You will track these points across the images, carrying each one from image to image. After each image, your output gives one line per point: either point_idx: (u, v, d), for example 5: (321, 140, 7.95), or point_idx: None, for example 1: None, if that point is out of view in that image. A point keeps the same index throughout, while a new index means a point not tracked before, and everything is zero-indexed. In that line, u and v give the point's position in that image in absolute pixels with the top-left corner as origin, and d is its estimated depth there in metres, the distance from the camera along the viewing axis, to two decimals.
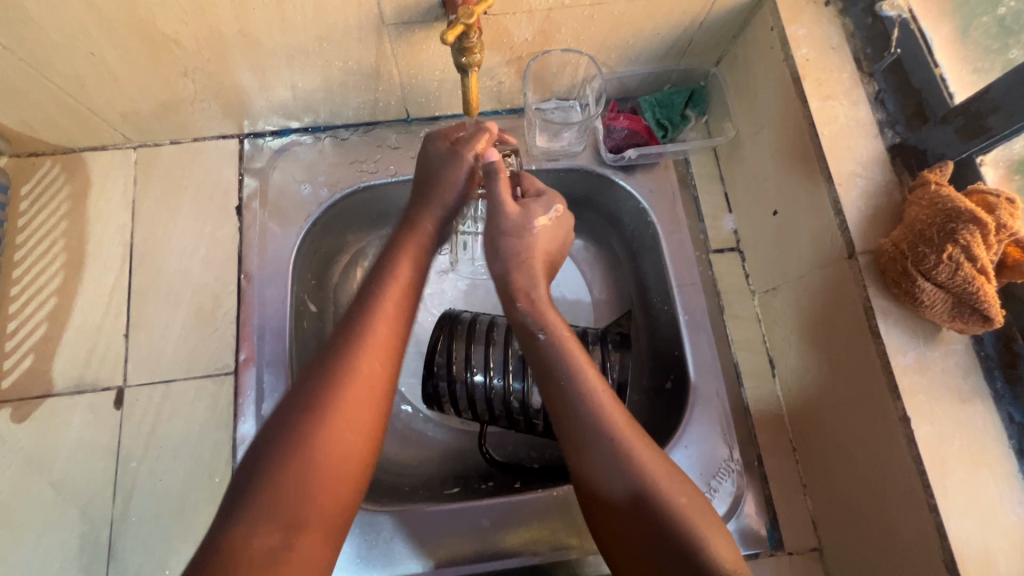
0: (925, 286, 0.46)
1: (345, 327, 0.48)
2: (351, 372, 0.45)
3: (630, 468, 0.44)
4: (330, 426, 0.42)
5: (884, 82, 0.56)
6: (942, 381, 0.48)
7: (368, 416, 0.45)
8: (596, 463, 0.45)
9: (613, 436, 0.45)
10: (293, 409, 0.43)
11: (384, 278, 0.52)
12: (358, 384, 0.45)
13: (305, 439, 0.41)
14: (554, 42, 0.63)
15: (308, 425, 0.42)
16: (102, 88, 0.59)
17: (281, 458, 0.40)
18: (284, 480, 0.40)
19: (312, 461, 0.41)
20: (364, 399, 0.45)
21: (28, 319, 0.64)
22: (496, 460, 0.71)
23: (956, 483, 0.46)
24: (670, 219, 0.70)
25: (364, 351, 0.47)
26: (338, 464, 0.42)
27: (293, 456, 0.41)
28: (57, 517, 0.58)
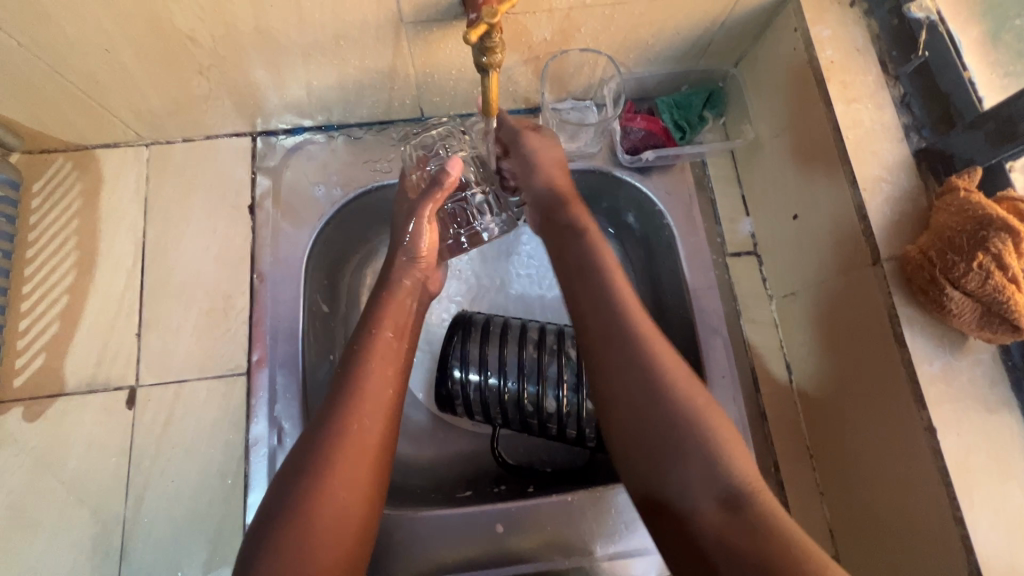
0: (954, 295, 0.45)
1: (335, 389, 0.49)
2: (342, 438, 0.46)
3: (674, 412, 0.44)
4: (324, 495, 0.43)
5: (911, 86, 0.55)
6: (969, 391, 0.47)
7: (365, 473, 0.46)
8: (641, 403, 0.45)
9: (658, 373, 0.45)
10: (291, 480, 0.44)
11: (363, 339, 0.53)
12: (351, 450, 0.45)
13: (302, 512, 0.42)
14: (573, 41, 0.62)
15: (303, 497, 0.43)
16: (115, 84, 0.58)
17: (281, 524, 0.42)
18: (288, 550, 0.40)
19: (310, 531, 0.42)
20: (359, 458, 0.46)
21: (40, 318, 0.63)
22: (508, 464, 0.70)
23: (983, 495, 0.45)
24: (686, 222, 0.69)
25: (353, 414, 0.47)
26: (341, 526, 0.43)
27: (294, 527, 0.41)
28: (69, 517, 0.58)
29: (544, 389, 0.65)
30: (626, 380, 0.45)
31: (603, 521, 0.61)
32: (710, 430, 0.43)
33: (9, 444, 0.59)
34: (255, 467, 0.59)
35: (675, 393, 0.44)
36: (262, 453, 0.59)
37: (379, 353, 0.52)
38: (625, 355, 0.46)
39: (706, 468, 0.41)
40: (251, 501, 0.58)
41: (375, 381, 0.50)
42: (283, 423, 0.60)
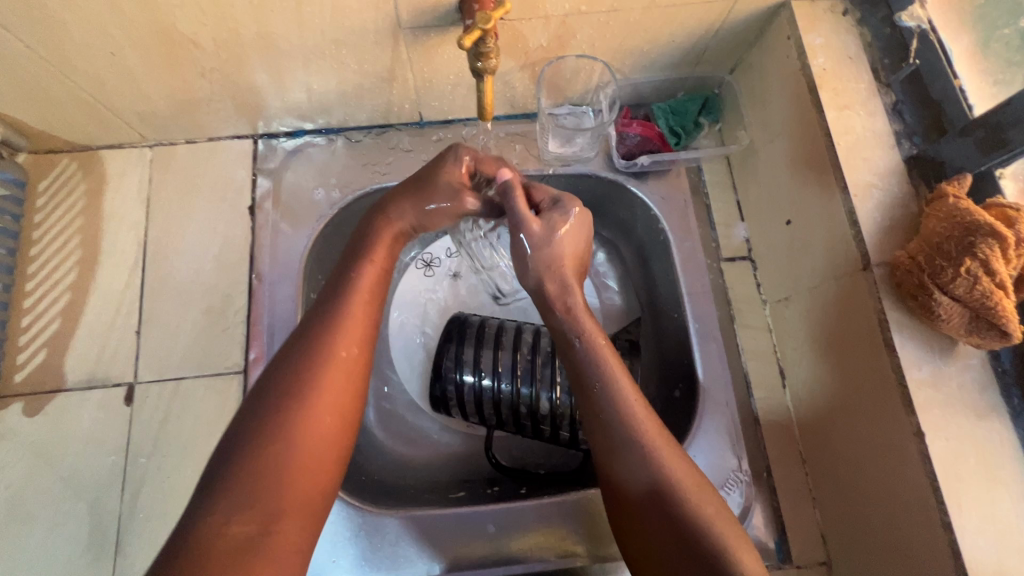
0: (942, 300, 0.45)
1: (319, 316, 0.49)
2: (330, 358, 0.47)
3: (644, 457, 0.47)
4: (306, 408, 0.44)
5: (902, 93, 0.55)
6: (958, 396, 0.47)
7: (346, 400, 0.46)
8: (617, 455, 0.48)
9: (635, 432, 0.48)
10: (272, 391, 0.44)
11: (350, 268, 0.54)
12: (334, 370, 0.47)
13: (283, 425, 0.43)
14: (569, 48, 0.63)
15: (281, 408, 0.43)
16: (121, 87, 0.60)
17: (257, 433, 0.42)
18: (258, 461, 0.41)
19: (290, 442, 0.42)
20: (342, 383, 0.46)
21: (41, 315, 0.64)
22: (502, 465, 0.70)
23: (972, 502, 0.45)
24: (681, 227, 0.70)
25: (341, 338, 0.48)
26: (318, 445, 0.43)
27: (274, 435, 0.42)
28: (66, 511, 0.58)
29: (537, 391, 0.65)
30: (612, 449, 0.48)
31: (595, 524, 0.61)
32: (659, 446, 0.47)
33: (8, 439, 0.60)
34: None
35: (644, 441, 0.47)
36: None
37: (368, 287, 0.53)
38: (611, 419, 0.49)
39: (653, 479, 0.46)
40: None
41: (364, 309, 0.51)
42: None
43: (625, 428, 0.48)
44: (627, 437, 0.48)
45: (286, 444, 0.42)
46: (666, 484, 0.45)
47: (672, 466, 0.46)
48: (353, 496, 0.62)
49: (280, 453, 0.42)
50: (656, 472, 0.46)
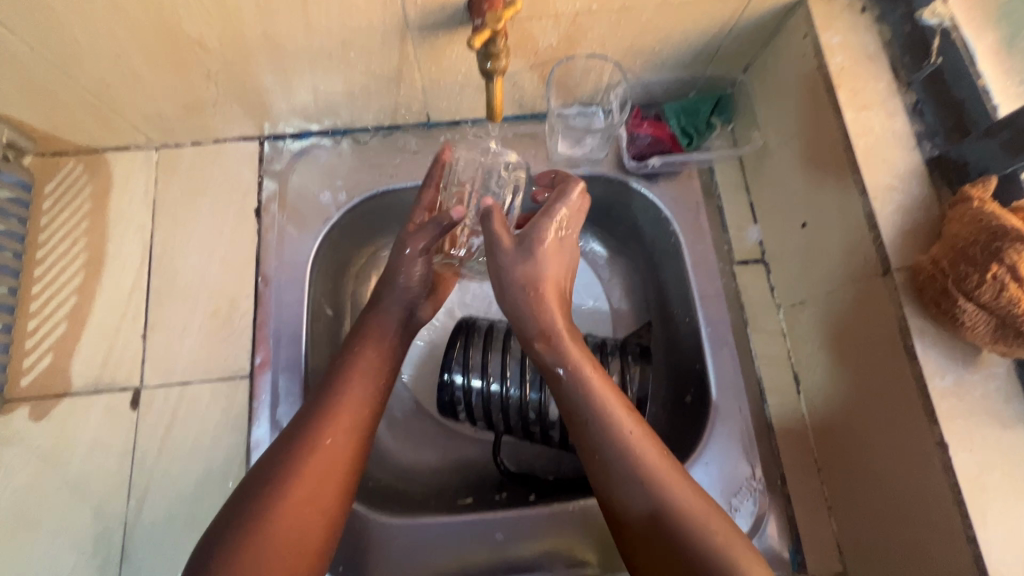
0: (967, 307, 0.44)
1: (310, 407, 0.50)
2: (316, 449, 0.47)
3: (645, 485, 0.44)
4: (286, 500, 0.44)
5: (924, 93, 0.54)
6: (983, 406, 0.46)
7: (329, 491, 0.46)
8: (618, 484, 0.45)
9: (627, 453, 0.45)
10: (253, 491, 0.44)
11: (346, 358, 0.54)
12: (319, 464, 0.46)
13: (265, 521, 0.42)
14: (579, 48, 0.62)
15: (257, 505, 0.43)
16: (126, 89, 0.59)
17: (238, 532, 0.42)
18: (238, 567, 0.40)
19: (263, 545, 0.42)
20: (328, 473, 0.46)
21: (48, 318, 0.64)
22: (511, 471, 0.69)
23: (998, 516, 0.44)
24: (693, 229, 0.68)
25: (325, 428, 0.48)
26: (297, 540, 0.43)
27: (250, 537, 0.41)
28: (72, 516, 0.58)
29: (547, 396, 0.64)
30: (603, 469, 0.46)
31: (605, 532, 0.60)
32: (660, 468, 0.45)
33: (14, 443, 0.60)
34: None
35: (638, 459, 0.45)
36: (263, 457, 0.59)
37: (360, 377, 0.53)
38: (601, 439, 0.46)
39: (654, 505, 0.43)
40: None
41: (354, 398, 0.51)
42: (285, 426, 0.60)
43: (614, 449, 0.46)
44: (622, 463, 0.45)
45: (266, 537, 0.42)
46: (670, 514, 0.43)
47: (677, 489, 0.44)
48: (360, 503, 0.61)
49: (261, 547, 0.41)
50: (662, 500, 0.43)
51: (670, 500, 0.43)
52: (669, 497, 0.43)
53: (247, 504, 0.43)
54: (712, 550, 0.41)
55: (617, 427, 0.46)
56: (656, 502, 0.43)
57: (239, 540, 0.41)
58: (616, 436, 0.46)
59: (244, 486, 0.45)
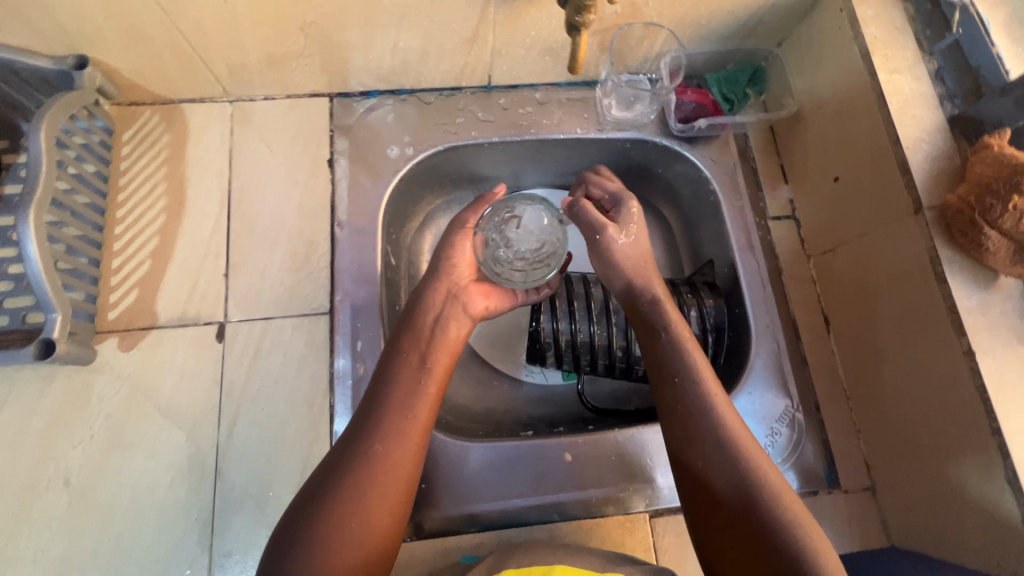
0: (992, 235, 0.51)
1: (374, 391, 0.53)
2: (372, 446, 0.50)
3: (722, 447, 0.51)
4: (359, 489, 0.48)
5: (944, 61, 0.62)
6: (1003, 320, 0.53)
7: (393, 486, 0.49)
8: (692, 440, 0.53)
9: (740, 461, 0.50)
10: (308, 526, 0.46)
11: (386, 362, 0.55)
12: (379, 483, 0.48)
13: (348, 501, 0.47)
14: (639, 16, 0.67)
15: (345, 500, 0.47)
16: (221, 38, 0.62)
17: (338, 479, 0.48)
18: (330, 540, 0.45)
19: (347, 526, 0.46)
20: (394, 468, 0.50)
21: (132, 257, 0.67)
22: (592, 405, 0.76)
23: (1019, 411, 0.51)
24: (731, 187, 0.76)
25: (371, 437, 0.50)
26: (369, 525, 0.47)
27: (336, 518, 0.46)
28: (164, 440, 0.61)
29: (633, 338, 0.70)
30: (690, 422, 0.53)
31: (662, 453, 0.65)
32: (729, 430, 0.52)
33: (104, 371, 0.62)
34: (340, 397, 0.64)
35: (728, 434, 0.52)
36: (348, 385, 0.64)
37: (405, 381, 0.54)
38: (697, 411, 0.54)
39: (726, 461, 0.50)
40: (337, 430, 0.63)
41: (404, 402, 0.52)
42: (367, 357, 0.65)
43: (732, 454, 0.51)
44: (706, 427, 0.52)
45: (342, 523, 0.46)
46: (735, 468, 0.50)
47: (752, 455, 0.51)
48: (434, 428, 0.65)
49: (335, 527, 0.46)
50: (733, 460, 0.50)
51: (750, 481, 0.49)
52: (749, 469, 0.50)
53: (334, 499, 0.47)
54: (770, 508, 0.48)
55: (704, 396, 0.54)
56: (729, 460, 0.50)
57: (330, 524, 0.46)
58: (710, 417, 0.53)
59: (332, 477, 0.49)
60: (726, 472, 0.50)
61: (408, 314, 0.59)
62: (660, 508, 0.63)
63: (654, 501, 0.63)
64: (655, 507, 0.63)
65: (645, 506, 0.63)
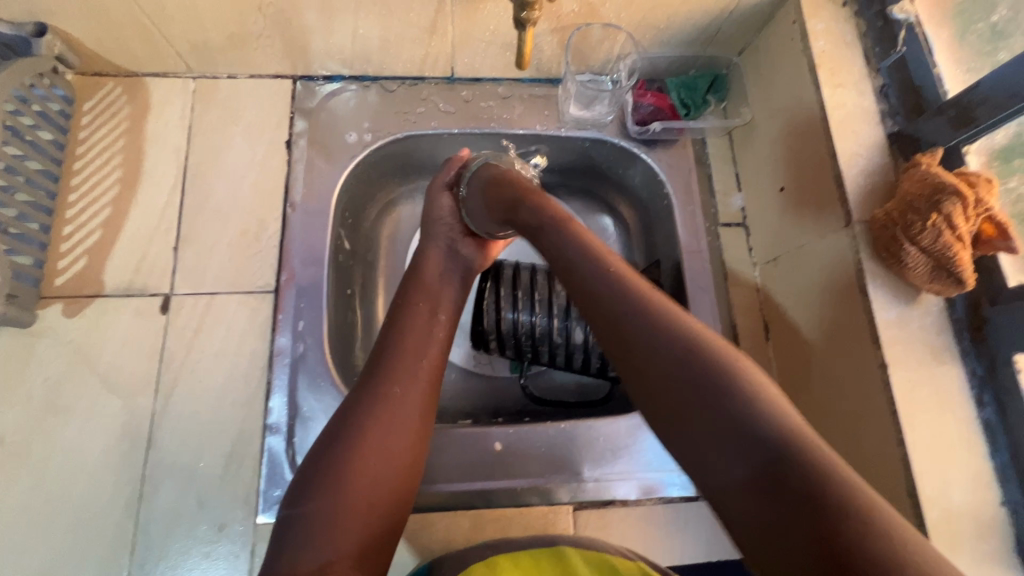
0: (911, 252, 0.52)
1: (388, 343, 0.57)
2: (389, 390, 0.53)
3: (657, 333, 0.42)
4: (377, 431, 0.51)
5: (889, 78, 0.63)
6: (918, 335, 0.54)
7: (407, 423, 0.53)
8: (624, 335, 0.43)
9: (678, 344, 0.40)
10: (333, 456, 0.50)
11: (397, 313, 0.60)
12: (390, 419, 0.52)
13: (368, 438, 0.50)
14: (597, 17, 0.68)
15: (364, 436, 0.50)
16: (178, 15, 0.63)
17: (359, 418, 0.52)
18: (354, 468, 0.49)
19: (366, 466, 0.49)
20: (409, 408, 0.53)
21: (83, 225, 0.68)
22: (535, 396, 0.77)
23: (924, 424, 0.52)
24: (684, 192, 0.77)
25: (387, 379, 0.54)
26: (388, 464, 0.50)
27: (358, 449, 0.50)
28: (101, 405, 0.62)
29: (574, 327, 0.71)
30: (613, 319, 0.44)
31: (592, 448, 0.66)
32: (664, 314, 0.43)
33: (47, 335, 0.63)
34: (278, 374, 0.65)
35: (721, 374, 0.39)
36: (286, 363, 0.65)
37: (416, 329, 0.59)
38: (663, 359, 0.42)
39: (667, 346, 0.41)
40: (272, 406, 0.64)
41: (417, 347, 0.58)
42: (308, 337, 0.66)
43: (669, 338, 0.41)
44: (629, 315, 0.43)
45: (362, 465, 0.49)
46: (680, 351, 0.40)
47: (690, 332, 0.41)
48: None
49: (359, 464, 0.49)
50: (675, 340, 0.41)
51: (700, 357, 0.40)
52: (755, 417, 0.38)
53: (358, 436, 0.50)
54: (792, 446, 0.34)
55: (620, 285, 0.45)
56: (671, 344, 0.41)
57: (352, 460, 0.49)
58: (669, 328, 0.42)
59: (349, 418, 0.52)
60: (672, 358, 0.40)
61: (417, 275, 0.65)
62: (584, 502, 0.64)
63: (579, 493, 0.64)
64: (580, 500, 0.64)
65: (570, 499, 0.64)
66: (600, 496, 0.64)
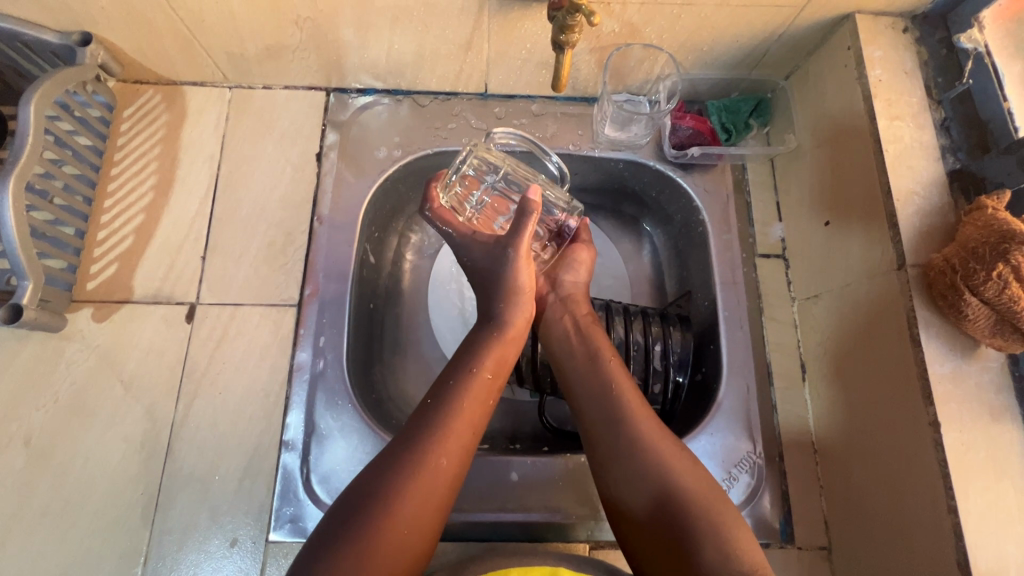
0: (972, 302, 0.48)
1: (429, 412, 0.51)
2: (426, 465, 0.48)
3: (630, 440, 0.52)
4: (400, 513, 0.46)
5: (952, 111, 0.59)
6: (975, 393, 0.50)
7: (432, 508, 0.48)
8: (603, 431, 0.53)
9: (637, 425, 0.52)
10: (357, 527, 0.44)
11: (459, 375, 0.54)
12: (422, 498, 0.47)
13: (387, 520, 0.45)
14: (638, 37, 0.66)
15: (384, 515, 0.45)
16: (217, 28, 0.63)
17: (387, 493, 0.46)
18: (376, 539, 0.44)
19: (380, 550, 0.44)
20: (436, 491, 0.48)
21: (117, 231, 0.68)
22: (551, 425, 0.74)
23: (977, 490, 0.48)
24: (721, 220, 0.73)
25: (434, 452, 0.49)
26: (400, 550, 0.45)
27: (386, 519, 0.45)
28: (123, 412, 0.63)
29: None
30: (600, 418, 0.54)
31: None
32: (667, 462, 0.50)
33: (75, 339, 0.64)
34: (297, 389, 0.64)
35: (625, 413, 0.54)
36: (305, 379, 0.65)
37: (477, 395, 0.53)
38: (599, 406, 0.55)
39: (646, 473, 0.50)
40: (289, 422, 0.63)
41: (465, 413, 0.52)
42: (328, 353, 0.65)
43: (623, 413, 0.54)
44: (621, 434, 0.52)
45: (372, 551, 0.44)
46: (659, 471, 0.50)
47: (670, 451, 0.51)
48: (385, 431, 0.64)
49: (369, 552, 0.44)
50: (657, 470, 0.50)
51: (658, 454, 0.51)
52: (643, 440, 0.52)
53: (380, 509, 0.45)
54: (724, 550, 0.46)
55: (621, 404, 0.54)
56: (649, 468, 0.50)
57: (365, 544, 0.44)
58: (646, 443, 0.51)
59: (374, 491, 0.46)
60: (647, 482, 0.50)
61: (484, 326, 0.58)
62: (601, 541, 0.62)
63: (596, 532, 0.62)
64: (597, 539, 0.62)
65: (587, 537, 0.62)
66: (619, 536, 0.62)
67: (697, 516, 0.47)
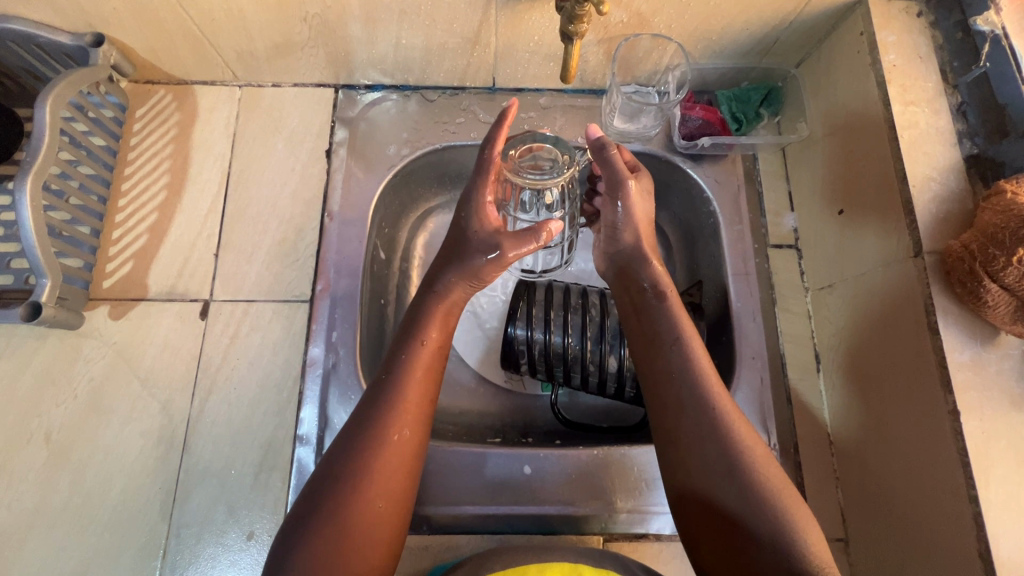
0: (992, 288, 0.47)
1: (378, 390, 0.52)
2: (383, 443, 0.49)
3: (715, 428, 0.50)
4: (366, 495, 0.47)
5: (968, 95, 0.58)
6: (995, 381, 0.50)
7: (399, 483, 0.49)
8: (683, 412, 0.51)
9: (717, 414, 0.50)
10: (322, 510, 0.46)
11: (406, 350, 0.55)
12: (382, 477, 0.48)
13: (349, 499, 0.47)
14: (647, 26, 0.65)
15: (349, 496, 0.47)
16: (227, 26, 0.64)
17: (347, 474, 0.48)
18: (345, 514, 0.46)
19: (353, 530, 0.46)
20: (398, 466, 0.49)
21: (131, 230, 0.69)
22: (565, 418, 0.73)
23: (999, 479, 0.48)
24: (732, 210, 0.73)
25: (392, 424, 0.50)
26: (373, 529, 0.47)
27: (352, 499, 0.47)
28: (140, 408, 0.63)
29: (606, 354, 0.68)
30: (681, 400, 0.52)
31: (627, 478, 0.63)
32: (749, 456, 0.49)
33: (93, 336, 0.65)
34: (310, 385, 0.64)
35: (706, 401, 0.51)
36: (318, 374, 0.64)
37: (421, 369, 0.54)
38: (686, 386, 0.52)
39: (731, 471, 0.48)
40: (303, 417, 0.63)
41: (415, 390, 0.53)
42: (340, 349, 0.65)
43: (705, 399, 0.51)
44: (705, 422, 0.50)
45: (343, 530, 0.45)
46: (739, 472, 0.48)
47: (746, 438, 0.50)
48: None
49: (338, 531, 0.45)
50: (741, 467, 0.48)
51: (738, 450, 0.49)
52: (730, 432, 0.50)
53: (349, 489, 0.47)
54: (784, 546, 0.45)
55: (703, 389, 0.52)
56: (733, 466, 0.48)
57: (336, 526, 0.45)
58: (726, 433, 0.49)
59: (335, 472, 0.48)
60: (730, 483, 0.48)
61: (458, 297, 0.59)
62: (614, 532, 0.63)
63: (610, 525, 0.63)
64: (610, 530, 0.63)
65: (600, 530, 0.63)
66: (632, 528, 0.62)
67: (787, 520, 0.46)
